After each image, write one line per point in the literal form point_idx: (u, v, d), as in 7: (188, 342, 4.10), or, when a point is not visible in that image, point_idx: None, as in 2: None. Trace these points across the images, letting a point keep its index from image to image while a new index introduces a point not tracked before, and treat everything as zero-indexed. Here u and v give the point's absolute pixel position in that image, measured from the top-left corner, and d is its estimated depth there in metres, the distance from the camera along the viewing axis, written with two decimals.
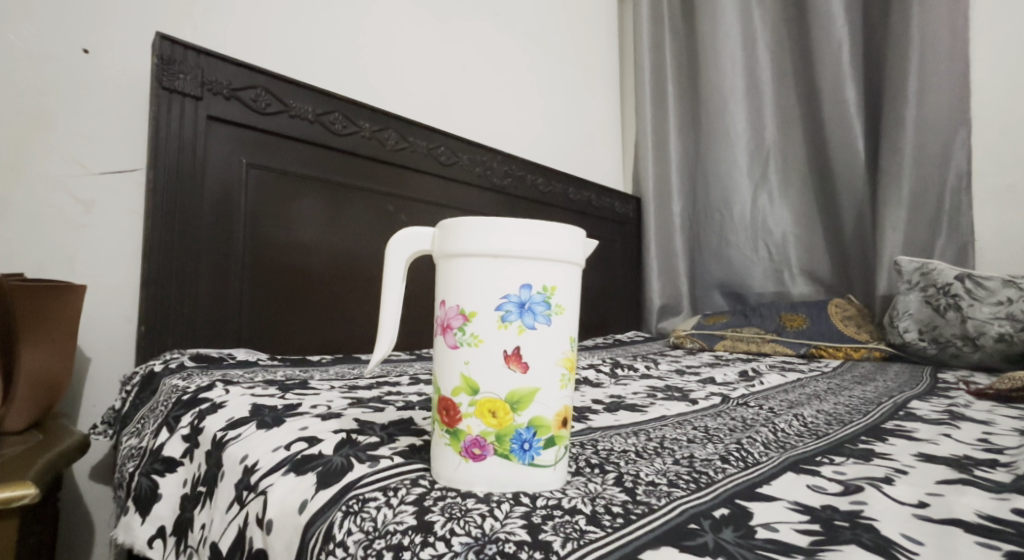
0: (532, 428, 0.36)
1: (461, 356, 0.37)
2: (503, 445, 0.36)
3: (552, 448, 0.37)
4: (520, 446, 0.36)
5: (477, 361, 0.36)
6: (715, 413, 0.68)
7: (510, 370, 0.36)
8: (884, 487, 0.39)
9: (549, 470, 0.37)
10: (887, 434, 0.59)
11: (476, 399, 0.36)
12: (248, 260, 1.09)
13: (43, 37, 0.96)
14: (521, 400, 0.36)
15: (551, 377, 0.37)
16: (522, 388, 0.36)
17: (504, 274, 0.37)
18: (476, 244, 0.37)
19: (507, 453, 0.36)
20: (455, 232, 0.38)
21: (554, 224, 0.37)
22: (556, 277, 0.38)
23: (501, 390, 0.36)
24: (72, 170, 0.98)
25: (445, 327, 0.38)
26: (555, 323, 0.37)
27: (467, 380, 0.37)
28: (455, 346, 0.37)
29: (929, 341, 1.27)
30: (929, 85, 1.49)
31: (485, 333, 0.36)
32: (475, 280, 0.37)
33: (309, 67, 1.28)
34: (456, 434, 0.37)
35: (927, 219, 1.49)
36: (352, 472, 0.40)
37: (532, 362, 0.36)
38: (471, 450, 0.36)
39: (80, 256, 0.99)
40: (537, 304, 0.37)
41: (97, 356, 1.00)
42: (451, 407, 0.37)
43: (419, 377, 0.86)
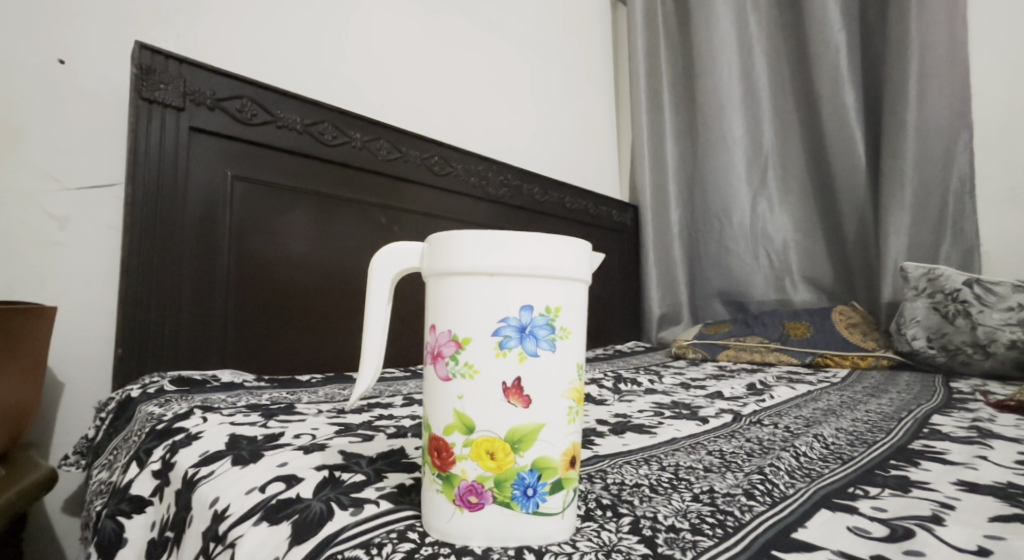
0: (536, 471, 0.32)
1: (454, 389, 0.33)
2: (503, 491, 0.31)
3: (559, 492, 0.32)
4: (522, 492, 0.32)
5: (472, 395, 0.32)
6: (728, 434, 0.64)
7: (510, 405, 0.32)
8: (935, 531, 0.36)
9: (557, 518, 0.32)
10: (918, 457, 0.54)
11: (471, 440, 0.32)
12: (232, 278, 1.04)
13: (14, 46, 0.91)
14: (524, 439, 0.32)
15: (556, 411, 0.32)
16: (525, 425, 0.32)
17: (503, 295, 0.32)
18: (468, 261, 0.32)
19: (507, 501, 0.31)
20: (446, 247, 0.33)
21: (557, 236, 0.33)
22: (560, 297, 0.33)
23: (500, 428, 0.32)
24: (46, 186, 0.93)
25: (435, 357, 0.34)
26: (560, 349, 0.33)
27: (461, 416, 0.32)
28: (447, 377, 0.33)
29: (938, 350, 1.22)
30: (930, 89, 1.46)
31: (481, 362, 0.32)
32: (468, 302, 0.33)
33: (296, 77, 1.24)
34: (449, 479, 0.32)
35: (931, 223, 1.45)
36: (332, 523, 0.36)
37: (535, 398, 0.32)
38: (467, 499, 0.32)
39: (53, 276, 0.94)
40: (540, 327, 0.32)
41: (72, 382, 0.95)
42: (444, 449, 0.32)
43: (412, 398, 0.81)
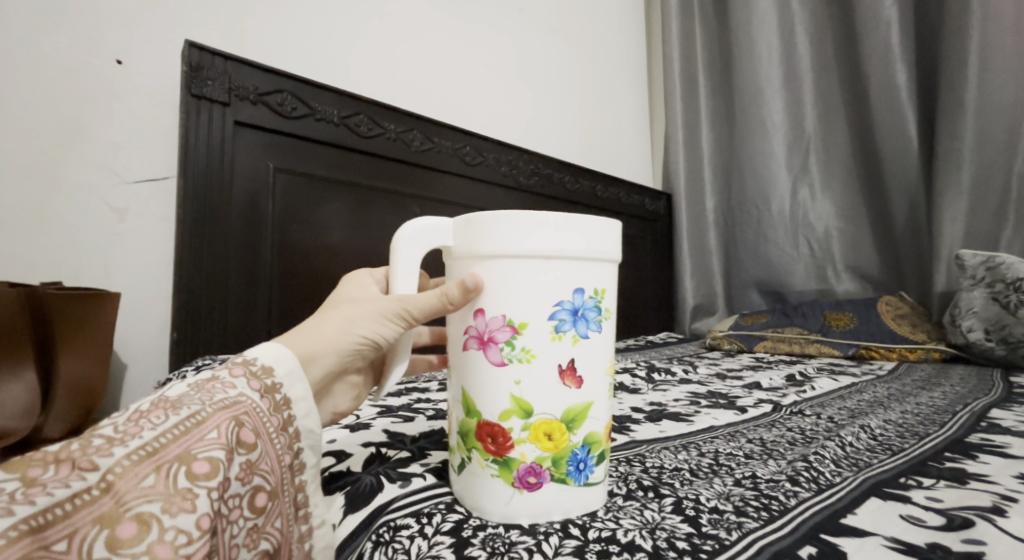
0: (587, 446, 0.34)
1: (508, 374, 0.33)
2: (560, 469, 0.34)
3: (603, 463, 0.35)
4: (576, 467, 0.34)
5: (529, 379, 0.33)
6: (769, 424, 0.63)
7: (566, 386, 0.34)
8: (997, 521, 0.34)
9: (600, 486, 0.36)
10: (976, 450, 0.52)
11: (529, 423, 0.33)
12: (275, 267, 1.08)
13: (77, 48, 0.96)
14: (578, 417, 0.34)
15: (601, 389, 0.35)
16: (577, 404, 0.34)
17: (559, 279, 0.33)
18: (523, 244, 0.33)
19: (564, 477, 0.34)
20: (497, 228, 0.33)
21: (607, 222, 0.34)
22: (604, 279, 0.35)
23: (558, 409, 0.34)
24: (108, 180, 0.98)
25: (484, 342, 0.34)
26: (604, 329, 0.35)
27: (519, 400, 0.33)
28: (501, 362, 0.33)
29: (998, 342, 1.16)
30: (992, 65, 1.38)
31: (538, 347, 0.33)
32: (521, 286, 0.33)
33: (333, 70, 1.27)
34: (508, 463, 0.34)
35: (990, 209, 1.38)
36: (382, 495, 0.39)
37: (586, 378, 0.34)
38: (527, 479, 0.34)
39: (115, 266, 0.99)
40: (589, 309, 0.34)
41: (134, 363, 1.00)
42: (501, 434, 0.34)
43: (448, 383, 0.83)
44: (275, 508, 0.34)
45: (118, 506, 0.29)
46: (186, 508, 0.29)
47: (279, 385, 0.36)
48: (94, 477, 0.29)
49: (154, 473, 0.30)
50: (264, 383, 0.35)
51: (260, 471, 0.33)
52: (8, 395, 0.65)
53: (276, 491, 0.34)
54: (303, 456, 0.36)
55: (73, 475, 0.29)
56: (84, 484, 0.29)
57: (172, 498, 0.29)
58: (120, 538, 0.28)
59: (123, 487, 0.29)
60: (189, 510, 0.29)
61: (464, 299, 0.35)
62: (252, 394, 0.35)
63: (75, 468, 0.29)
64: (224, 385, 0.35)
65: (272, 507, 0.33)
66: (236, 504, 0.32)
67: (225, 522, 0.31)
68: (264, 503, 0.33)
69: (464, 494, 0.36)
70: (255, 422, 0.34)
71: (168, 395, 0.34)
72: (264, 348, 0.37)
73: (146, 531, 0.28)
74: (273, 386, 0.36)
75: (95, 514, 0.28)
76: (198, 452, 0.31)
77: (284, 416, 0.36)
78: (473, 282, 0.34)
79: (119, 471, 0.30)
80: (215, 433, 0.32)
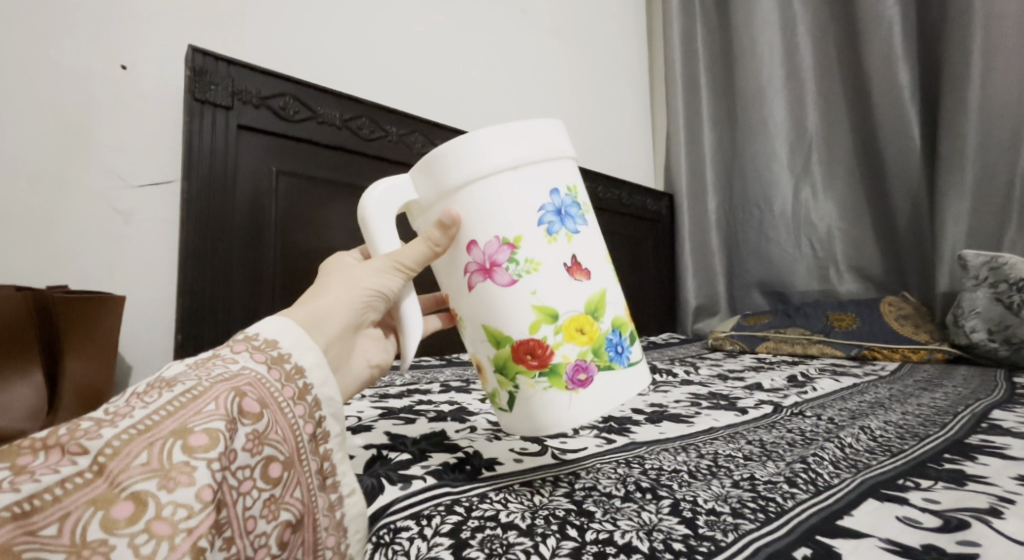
0: (615, 329, 0.39)
1: (524, 288, 0.37)
2: (602, 357, 0.38)
3: (632, 339, 0.40)
4: (614, 351, 0.39)
5: (543, 286, 0.37)
6: (769, 425, 0.63)
7: (577, 281, 0.38)
8: (993, 523, 0.34)
9: (637, 361, 0.40)
10: (975, 451, 0.52)
11: (559, 326, 0.37)
12: (278, 269, 1.08)
13: (82, 53, 0.97)
14: (598, 306, 0.38)
15: (606, 275, 0.40)
16: (593, 295, 0.38)
17: (534, 184, 0.37)
18: (489, 162, 0.36)
19: (607, 363, 0.38)
20: (459, 155, 0.36)
21: (546, 121, 0.38)
22: (570, 177, 0.40)
23: (580, 304, 0.37)
24: (112, 183, 0.99)
25: (490, 270, 0.37)
26: (587, 220, 0.40)
27: (542, 308, 0.37)
28: (513, 280, 0.37)
29: (1000, 343, 1.16)
30: (995, 65, 1.37)
31: (540, 253, 0.37)
32: (505, 201, 0.37)
33: (336, 74, 1.27)
34: (555, 370, 0.37)
35: (993, 209, 1.38)
36: (382, 496, 0.39)
37: (591, 267, 0.39)
38: (578, 378, 0.37)
39: (119, 269, 0.99)
40: (570, 206, 0.39)
41: (138, 365, 1.01)
42: (538, 346, 0.37)
43: (449, 384, 0.83)
44: (291, 478, 0.32)
45: (112, 487, 0.26)
46: (186, 482, 0.27)
47: (287, 355, 0.35)
48: (85, 460, 0.26)
49: (148, 449, 0.27)
50: (269, 354, 0.34)
51: (270, 441, 0.31)
52: (16, 396, 0.65)
53: (291, 461, 0.32)
54: (325, 424, 0.35)
55: (62, 461, 0.26)
56: (74, 467, 0.26)
57: (170, 473, 0.27)
58: (116, 519, 0.25)
59: (116, 467, 0.26)
60: (188, 485, 0.27)
61: (450, 234, 0.38)
62: (256, 366, 0.33)
63: (64, 451, 0.27)
64: (225, 360, 0.33)
65: (287, 477, 0.31)
66: (246, 476, 0.30)
67: (234, 495, 0.29)
68: (279, 473, 0.31)
69: (524, 425, 0.39)
70: (259, 391, 0.32)
71: (164, 376, 0.32)
72: (264, 324, 0.36)
73: (145, 509, 0.26)
74: (280, 356, 0.34)
75: (90, 497, 0.26)
76: (196, 425, 0.29)
77: (298, 384, 0.34)
78: (451, 219, 0.37)
79: (112, 448, 0.27)
80: (214, 405, 0.29)
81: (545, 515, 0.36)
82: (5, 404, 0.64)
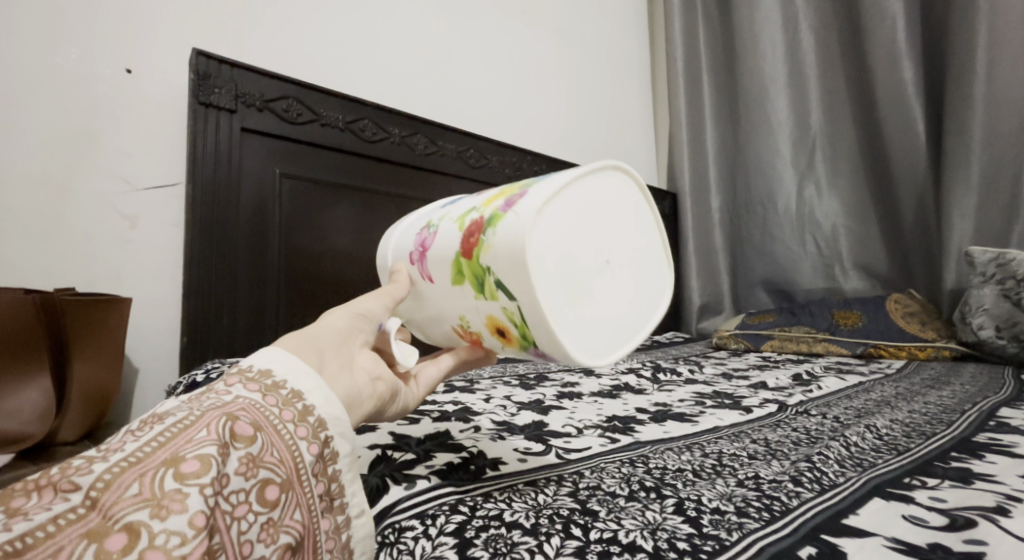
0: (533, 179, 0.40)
1: (446, 230, 0.42)
2: (521, 187, 0.39)
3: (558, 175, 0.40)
4: (534, 179, 0.39)
5: (454, 218, 0.42)
6: (774, 424, 0.63)
7: (483, 196, 0.42)
8: (1000, 521, 0.34)
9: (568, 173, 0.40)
10: (982, 449, 0.52)
11: (479, 208, 0.40)
12: (282, 271, 1.09)
13: (86, 59, 0.97)
14: (510, 185, 0.41)
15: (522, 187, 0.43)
16: (503, 188, 0.42)
17: (438, 208, 0.47)
18: (403, 227, 0.48)
19: (526, 184, 0.38)
20: (388, 239, 0.49)
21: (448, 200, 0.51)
22: None
23: (489, 195, 0.41)
24: (118, 187, 1.00)
25: (424, 247, 0.43)
26: None
27: (462, 219, 0.41)
28: (439, 238, 0.42)
29: (1008, 339, 1.15)
30: (1000, 60, 1.36)
31: (449, 215, 0.43)
32: (421, 223, 0.46)
33: (339, 76, 1.28)
34: (493, 220, 0.38)
35: (1000, 205, 1.37)
36: (387, 495, 0.40)
37: (499, 188, 0.43)
38: (507, 205, 0.38)
39: (126, 272, 1.00)
40: (470, 199, 0.47)
41: (146, 367, 1.01)
42: (470, 227, 0.39)
43: (453, 384, 0.83)
44: (291, 500, 0.31)
45: (105, 520, 0.26)
46: (178, 509, 0.27)
47: (283, 382, 0.34)
48: (78, 496, 0.26)
49: (139, 480, 0.27)
50: (265, 383, 0.34)
51: (266, 464, 0.31)
52: (25, 399, 0.66)
53: (290, 483, 0.31)
54: (333, 445, 0.35)
55: (55, 500, 0.26)
56: (67, 504, 0.26)
57: (162, 503, 0.27)
58: (108, 551, 0.25)
59: (108, 501, 0.26)
60: (181, 512, 0.27)
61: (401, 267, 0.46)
62: (250, 394, 0.33)
63: (56, 490, 0.27)
64: (218, 393, 0.32)
65: (287, 500, 0.31)
66: (241, 500, 0.29)
67: (228, 521, 0.28)
68: (277, 495, 0.31)
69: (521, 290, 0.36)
70: (253, 416, 0.32)
71: (157, 412, 0.32)
72: (257, 355, 0.36)
73: (138, 539, 0.25)
74: (275, 383, 0.34)
75: (83, 530, 0.25)
76: (187, 452, 0.28)
77: (296, 408, 0.34)
78: (399, 266, 0.46)
79: (104, 482, 0.27)
80: (206, 431, 0.29)
81: (550, 514, 0.36)
82: (15, 408, 0.65)
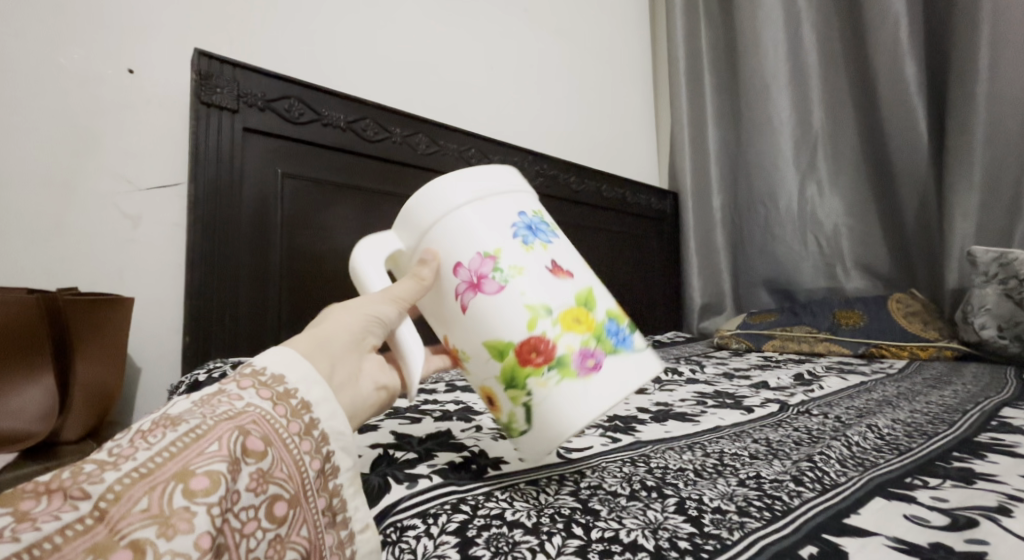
0: (612, 319, 0.40)
1: (513, 291, 0.38)
2: (603, 344, 0.38)
3: (634, 330, 0.41)
4: (615, 337, 0.39)
5: (530, 287, 0.38)
6: (775, 423, 0.62)
7: (560, 279, 0.39)
8: (1001, 521, 0.34)
9: (642, 349, 0.41)
10: (984, 449, 0.52)
11: (555, 318, 0.38)
12: (284, 270, 1.09)
13: (89, 59, 0.97)
14: (588, 300, 0.39)
15: (589, 275, 0.41)
16: (582, 290, 0.39)
17: (500, 210, 0.40)
18: (453, 201, 0.39)
19: (610, 349, 0.38)
20: (427, 197, 0.39)
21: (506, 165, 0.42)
22: (536, 204, 0.43)
23: (570, 298, 0.39)
24: (121, 187, 1.00)
25: (479, 283, 0.38)
26: (559, 235, 0.42)
27: (533, 307, 0.38)
28: (500, 288, 0.38)
29: (1010, 339, 1.15)
30: (1003, 58, 1.35)
31: (520, 260, 0.38)
32: (476, 230, 0.39)
33: (341, 76, 1.28)
34: (561, 363, 0.37)
35: (1003, 204, 1.37)
36: (388, 495, 0.40)
37: (574, 270, 0.40)
38: (585, 365, 0.38)
39: (129, 272, 1.00)
40: (539, 223, 0.41)
41: (147, 366, 1.02)
42: (541, 341, 0.37)
43: (455, 384, 0.83)
44: (298, 516, 0.32)
45: (113, 534, 0.26)
46: (185, 529, 0.27)
47: (293, 391, 0.35)
48: (87, 505, 0.26)
49: (149, 494, 0.27)
50: (276, 390, 0.34)
51: (275, 479, 0.31)
52: (27, 398, 0.66)
53: (297, 499, 0.32)
54: (336, 460, 0.35)
55: (64, 507, 0.26)
56: (76, 513, 0.26)
57: (170, 520, 0.27)
58: None
59: (116, 514, 0.26)
60: (188, 532, 0.27)
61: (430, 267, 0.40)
62: (262, 403, 0.33)
63: (66, 497, 0.27)
64: (230, 397, 0.33)
65: (294, 516, 0.31)
66: (250, 517, 0.30)
67: (237, 538, 0.29)
68: (285, 512, 0.31)
69: (545, 437, 0.38)
70: (264, 429, 0.32)
71: (169, 414, 0.32)
72: (270, 355, 0.36)
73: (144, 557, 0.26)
74: (286, 392, 0.34)
75: (90, 543, 0.25)
76: (197, 467, 0.29)
77: (304, 420, 0.34)
78: (431, 257, 0.40)
79: (113, 494, 0.27)
80: (217, 446, 0.30)
81: (551, 513, 0.36)
82: (16, 408, 0.65)
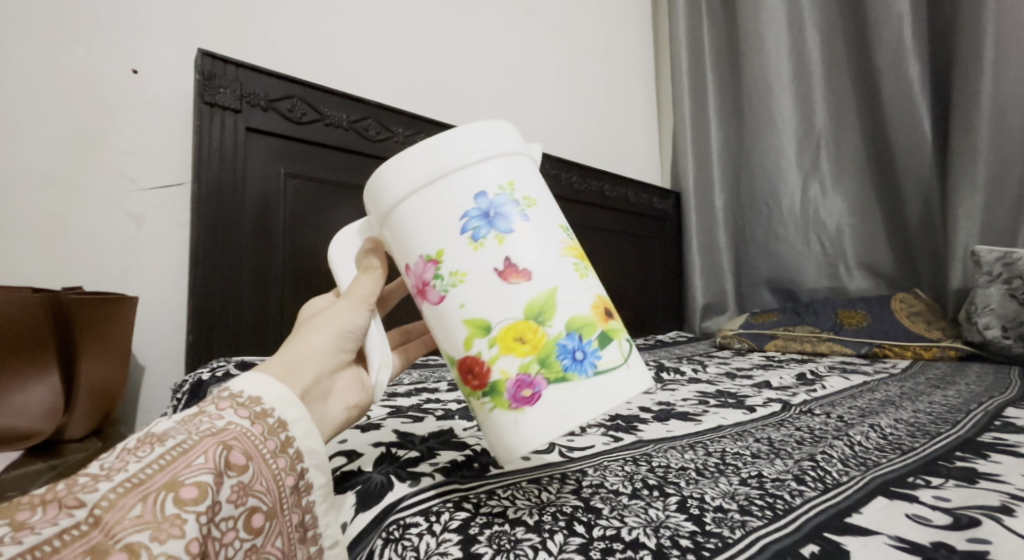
0: (574, 334, 0.35)
1: (452, 302, 0.36)
2: (552, 370, 0.35)
3: (610, 345, 0.36)
4: (571, 359, 0.35)
5: (470, 299, 0.36)
6: (777, 423, 0.62)
7: (511, 284, 0.35)
8: (1003, 520, 0.34)
9: (621, 368, 0.36)
10: (987, 449, 0.52)
11: (494, 336, 0.35)
12: (286, 270, 1.09)
13: (93, 59, 0.98)
14: (545, 311, 0.35)
15: (562, 272, 0.36)
16: (538, 297, 0.35)
17: (455, 195, 0.36)
18: (406, 184, 0.37)
19: (560, 375, 0.35)
20: (385, 182, 0.37)
21: (475, 121, 0.37)
22: (508, 173, 0.37)
23: (518, 311, 0.35)
24: (124, 186, 1.00)
25: (424, 290, 0.37)
26: (531, 216, 0.37)
27: (473, 321, 0.36)
28: (441, 296, 0.36)
29: (1015, 339, 1.14)
30: (1008, 57, 1.35)
31: (465, 264, 0.36)
32: (425, 224, 0.37)
33: (343, 76, 1.28)
34: (496, 389, 0.35)
35: (1008, 203, 1.36)
36: (391, 493, 0.40)
37: (531, 273, 0.35)
38: (521, 394, 0.35)
39: (132, 272, 1.00)
40: (503, 208, 0.36)
41: (151, 365, 1.02)
42: (476, 363, 0.36)
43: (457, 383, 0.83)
44: (274, 527, 0.33)
45: (108, 539, 0.27)
46: (176, 536, 0.28)
47: (270, 410, 0.36)
48: (83, 512, 0.28)
49: (141, 503, 0.29)
50: (254, 410, 0.35)
51: (255, 492, 0.32)
52: (31, 396, 0.66)
53: (274, 511, 0.33)
54: (310, 477, 0.36)
55: (60, 514, 0.28)
56: (72, 520, 0.28)
57: (160, 527, 0.28)
58: None
59: (111, 520, 0.28)
60: (179, 537, 0.28)
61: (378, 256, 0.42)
62: (241, 421, 0.34)
63: (61, 505, 0.28)
64: (212, 416, 0.34)
65: (271, 528, 0.33)
66: (230, 527, 0.31)
67: (218, 547, 0.30)
68: (262, 523, 0.32)
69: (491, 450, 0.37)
70: (247, 444, 0.33)
71: (155, 429, 0.33)
72: (242, 380, 0.37)
73: None
74: (263, 412, 0.35)
75: (86, 547, 0.27)
76: (186, 478, 0.30)
77: (281, 438, 0.35)
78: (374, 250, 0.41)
79: (106, 503, 0.28)
80: (203, 459, 0.31)
81: (553, 511, 0.36)
82: (21, 406, 0.65)
